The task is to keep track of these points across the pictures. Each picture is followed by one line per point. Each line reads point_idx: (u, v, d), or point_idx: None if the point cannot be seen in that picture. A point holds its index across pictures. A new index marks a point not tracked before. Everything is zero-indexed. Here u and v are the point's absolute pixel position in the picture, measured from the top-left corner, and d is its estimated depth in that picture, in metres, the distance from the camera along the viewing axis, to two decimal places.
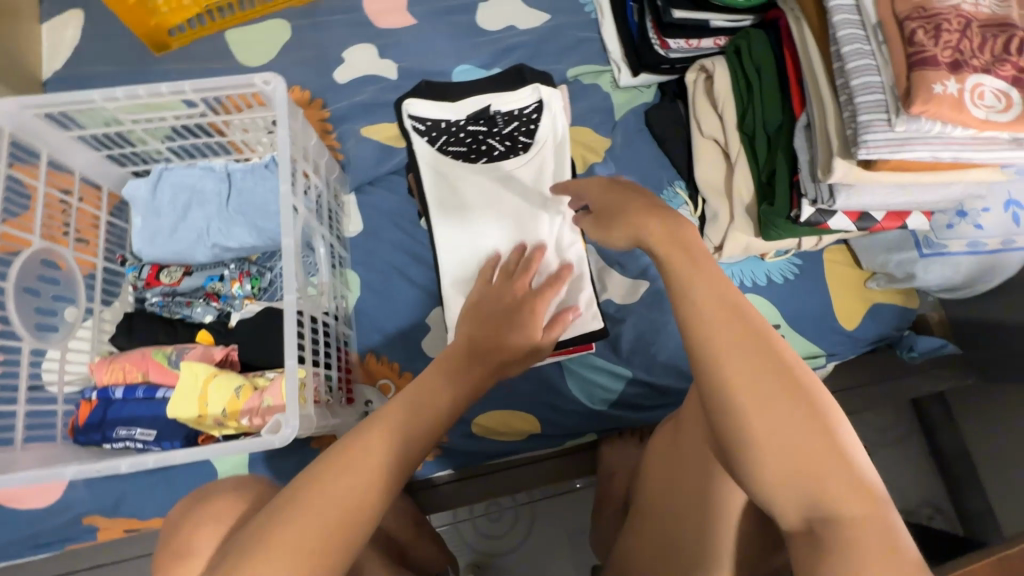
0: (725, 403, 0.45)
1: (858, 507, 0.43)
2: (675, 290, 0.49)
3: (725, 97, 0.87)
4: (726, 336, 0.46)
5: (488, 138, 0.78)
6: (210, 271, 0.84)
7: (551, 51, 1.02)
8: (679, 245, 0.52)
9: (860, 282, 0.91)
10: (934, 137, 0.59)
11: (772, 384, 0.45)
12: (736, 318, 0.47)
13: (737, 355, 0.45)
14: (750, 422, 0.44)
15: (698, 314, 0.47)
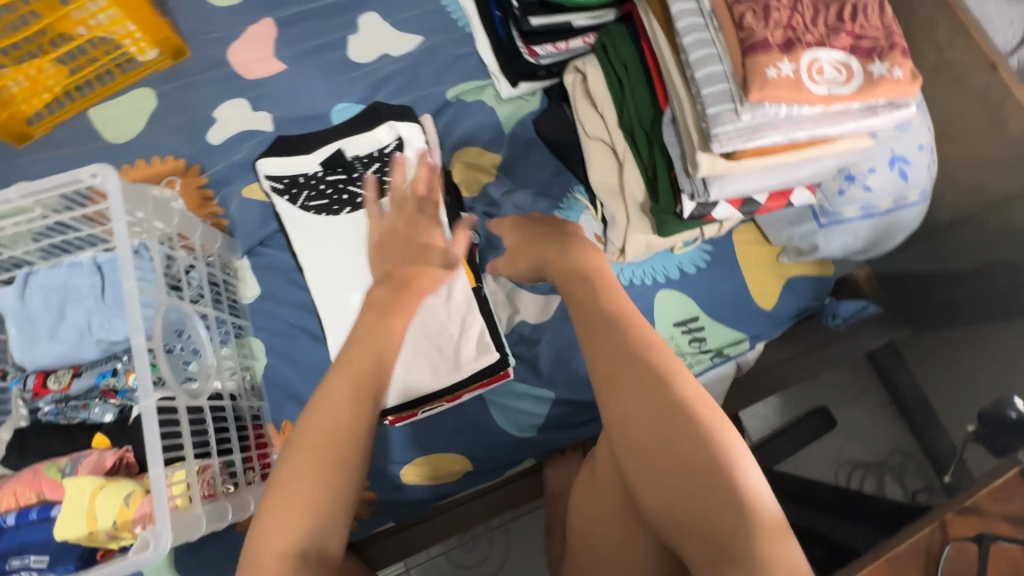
0: (620, 425, 0.50)
1: (747, 523, 0.44)
2: (581, 318, 0.57)
3: (602, 98, 0.85)
4: (620, 358, 0.52)
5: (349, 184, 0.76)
6: (100, 368, 0.79)
7: (428, 74, 0.99)
8: (583, 279, 0.60)
9: (772, 258, 0.90)
10: (784, 119, 0.58)
11: (657, 402, 0.49)
12: (630, 340, 0.53)
13: (637, 368, 0.51)
14: (640, 441, 0.49)
15: (595, 342, 0.54)
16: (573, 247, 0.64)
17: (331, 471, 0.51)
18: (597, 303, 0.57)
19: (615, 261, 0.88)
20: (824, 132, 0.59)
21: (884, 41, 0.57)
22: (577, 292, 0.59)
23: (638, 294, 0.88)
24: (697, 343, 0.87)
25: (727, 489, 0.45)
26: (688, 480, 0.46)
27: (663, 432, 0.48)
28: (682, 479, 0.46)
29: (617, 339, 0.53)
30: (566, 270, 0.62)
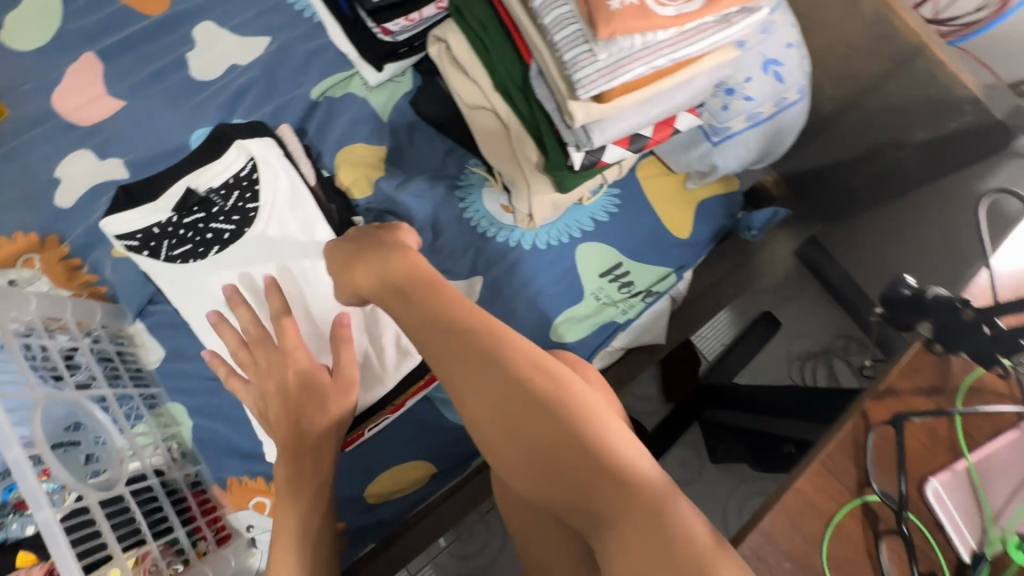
0: (478, 431, 0.48)
1: (616, 483, 0.43)
2: (415, 329, 0.53)
3: (469, 62, 0.80)
4: (457, 364, 0.49)
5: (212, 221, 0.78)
6: (4, 481, 0.72)
7: (286, 77, 0.91)
8: (400, 288, 0.57)
9: (680, 187, 0.90)
10: (640, 50, 0.56)
11: (495, 386, 0.47)
12: (459, 336, 0.50)
13: (465, 355, 0.49)
14: (497, 441, 0.46)
15: (433, 352, 0.51)
16: (390, 255, 0.60)
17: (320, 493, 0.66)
18: (425, 309, 0.53)
19: (527, 227, 0.86)
20: (685, 53, 0.58)
21: None
22: (403, 305, 0.55)
23: (558, 255, 0.87)
24: (627, 288, 0.87)
25: (586, 454, 0.44)
26: (550, 465, 0.44)
27: (508, 416, 0.46)
28: (543, 466, 0.45)
29: (450, 344, 0.50)
30: (386, 284, 0.58)
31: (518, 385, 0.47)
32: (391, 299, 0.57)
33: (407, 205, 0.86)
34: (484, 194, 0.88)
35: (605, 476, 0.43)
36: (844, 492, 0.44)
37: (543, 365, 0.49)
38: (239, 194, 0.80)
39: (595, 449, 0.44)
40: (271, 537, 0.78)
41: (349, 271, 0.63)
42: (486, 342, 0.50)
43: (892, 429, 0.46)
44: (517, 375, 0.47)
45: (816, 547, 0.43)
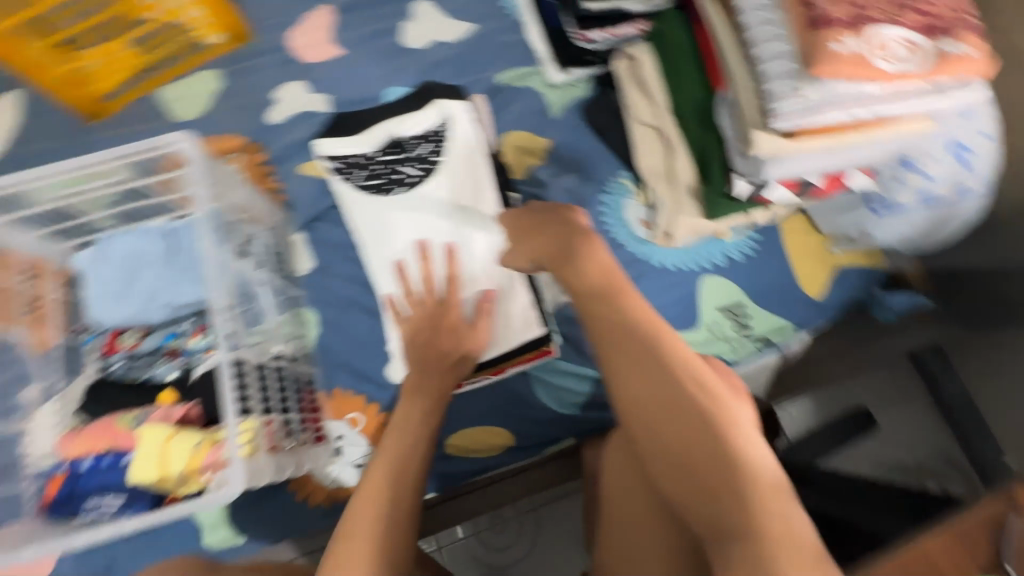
0: (634, 427, 0.50)
1: (757, 499, 0.45)
2: (588, 317, 0.54)
3: (653, 83, 0.86)
4: (627, 363, 0.50)
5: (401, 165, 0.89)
6: (169, 328, 0.83)
7: (480, 59, 1.01)
8: (564, 258, 0.57)
9: (822, 248, 0.89)
10: (845, 98, 0.58)
11: (653, 374, 0.49)
12: (625, 320, 0.52)
13: (628, 340, 0.51)
14: (656, 442, 0.49)
15: (604, 345, 0.52)
16: (569, 234, 0.58)
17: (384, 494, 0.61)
18: (602, 305, 0.53)
19: (661, 244, 0.89)
20: (887, 112, 0.60)
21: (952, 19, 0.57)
22: (578, 291, 0.55)
23: (683, 279, 0.88)
24: (743, 330, 0.87)
25: (725, 462, 0.47)
26: (693, 466, 0.47)
27: (661, 405, 0.49)
28: (685, 465, 0.48)
29: (624, 345, 0.51)
30: (557, 253, 0.57)
31: (681, 397, 0.49)
32: (565, 278, 0.56)
33: (556, 195, 0.92)
34: (626, 204, 0.92)
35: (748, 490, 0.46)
36: None
37: (702, 378, 0.50)
38: (427, 146, 0.90)
39: (736, 455, 0.47)
40: (356, 452, 0.84)
41: (519, 239, 0.61)
42: (655, 349, 0.51)
43: None
44: (681, 386, 0.49)
45: None
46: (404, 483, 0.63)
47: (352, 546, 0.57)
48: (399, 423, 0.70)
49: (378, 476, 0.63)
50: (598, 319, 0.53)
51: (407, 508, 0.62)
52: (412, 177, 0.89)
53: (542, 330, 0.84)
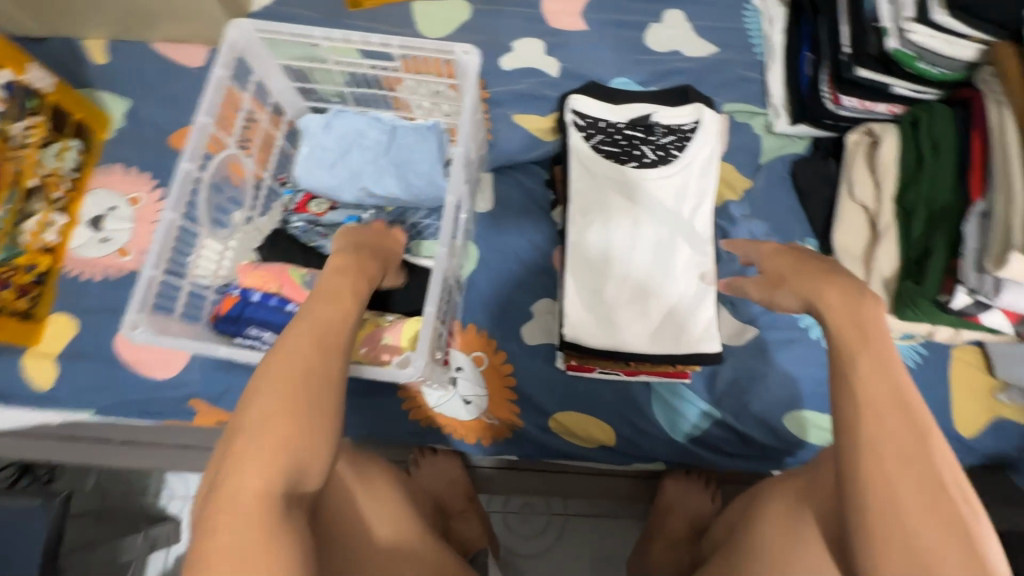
0: (880, 525, 0.40)
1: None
2: (863, 402, 0.42)
3: (887, 166, 0.85)
4: (897, 457, 0.40)
5: (642, 144, 0.79)
6: (352, 211, 0.89)
7: (711, 82, 1.02)
8: (860, 335, 0.45)
9: (988, 391, 0.85)
10: None
11: (911, 465, 0.40)
12: (899, 400, 0.42)
13: (886, 418, 0.41)
14: (906, 553, 0.39)
15: (876, 434, 0.41)
16: (868, 303, 0.46)
17: (298, 420, 0.49)
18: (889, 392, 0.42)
19: None
20: None
21: None
22: (863, 368, 0.43)
23: None
24: None
25: None
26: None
27: (913, 504, 0.39)
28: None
29: (900, 444, 0.41)
30: (850, 328, 0.45)
31: (958, 517, 0.39)
32: (842, 347, 0.45)
33: (740, 234, 0.92)
34: None
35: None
36: None
37: (962, 491, 0.40)
38: (672, 140, 0.80)
39: None
40: (468, 389, 0.86)
41: (797, 283, 0.50)
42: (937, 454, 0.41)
43: None
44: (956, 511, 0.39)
45: None
46: (311, 378, 0.51)
47: (248, 452, 0.47)
48: (293, 353, 0.52)
49: (271, 385, 0.50)
50: (851, 391, 0.43)
51: (309, 418, 0.49)
52: (648, 160, 0.78)
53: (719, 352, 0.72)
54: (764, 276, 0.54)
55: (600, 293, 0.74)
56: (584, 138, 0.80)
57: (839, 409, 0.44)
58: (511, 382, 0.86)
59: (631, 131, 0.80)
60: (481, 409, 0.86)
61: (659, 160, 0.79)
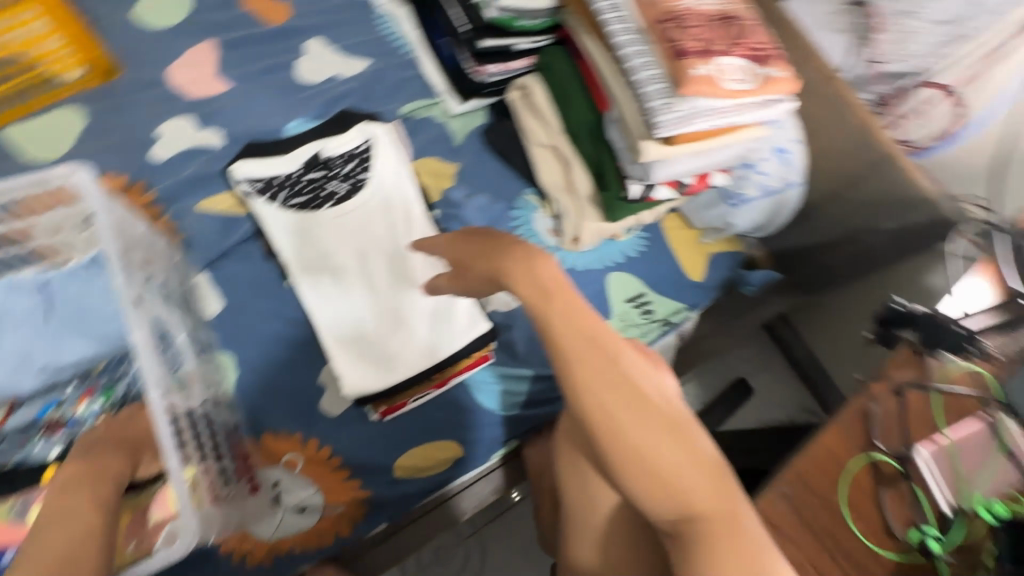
0: (611, 439, 0.47)
1: (713, 510, 0.47)
2: (567, 350, 0.49)
3: (544, 109, 0.98)
4: (603, 381, 0.48)
5: (329, 182, 0.80)
6: (48, 397, 0.71)
7: (379, 93, 1.05)
8: (542, 291, 0.51)
9: (697, 240, 1.06)
10: (708, 111, 0.74)
11: (612, 380, 0.48)
12: (587, 330, 0.50)
13: (584, 354, 0.48)
14: (624, 446, 0.46)
15: (580, 370, 0.48)
16: (537, 263, 0.54)
17: None
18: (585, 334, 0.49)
19: (571, 249, 0.99)
20: (736, 119, 0.76)
21: (769, 50, 0.75)
22: (556, 319, 0.50)
23: (593, 278, 1.00)
24: (647, 316, 1.00)
25: (676, 454, 0.47)
26: (654, 466, 0.47)
27: (626, 408, 0.47)
28: (649, 467, 0.47)
29: (603, 370, 0.48)
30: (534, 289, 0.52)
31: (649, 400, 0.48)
32: (535, 308, 0.51)
33: (471, 214, 0.98)
34: (535, 217, 1.01)
35: (706, 495, 0.47)
36: (855, 448, 0.56)
37: (645, 375, 0.51)
38: (354, 165, 0.81)
39: (686, 445, 0.48)
40: (298, 497, 0.78)
41: (487, 266, 0.56)
42: (623, 362, 0.50)
43: (896, 401, 0.59)
44: (652, 402, 0.48)
45: (835, 484, 0.54)
46: None
47: None
48: None
49: None
50: (554, 342, 0.49)
51: None
52: (341, 194, 0.80)
53: (490, 324, 0.75)
54: (473, 277, 0.61)
55: (361, 334, 0.74)
56: (270, 201, 0.78)
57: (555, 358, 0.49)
58: (337, 461, 0.80)
59: (312, 174, 0.80)
60: (322, 505, 0.79)
61: (351, 189, 0.80)
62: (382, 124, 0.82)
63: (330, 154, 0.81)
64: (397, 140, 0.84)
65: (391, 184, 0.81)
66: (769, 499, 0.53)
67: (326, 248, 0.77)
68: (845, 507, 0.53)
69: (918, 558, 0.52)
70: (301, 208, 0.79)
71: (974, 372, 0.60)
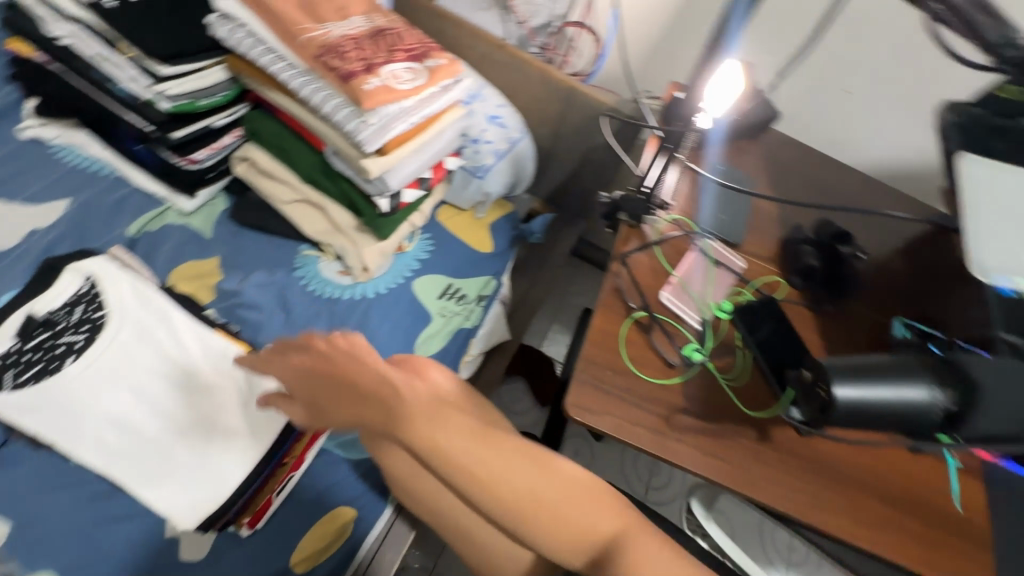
0: (478, 477, 0.48)
1: (616, 528, 0.49)
2: (399, 415, 0.50)
3: (273, 168, 0.98)
4: (450, 433, 0.49)
5: (61, 338, 0.73)
6: None
7: (95, 224, 0.96)
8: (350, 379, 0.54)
9: (473, 218, 1.16)
10: (399, 113, 0.81)
11: (458, 430, 0.49)
12: (413, 396, 0.51)
13: (419, 414, 0.50)
14: (484, 480, 0.48)
15: (427, 435, 0.49)
16: (341, 358, 0.57)
17: None
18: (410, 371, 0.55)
19: (366, 278, 1.02)
20: (429, 110, 0.85)
21: (423, 47, 0.86)
22: (372, 386, 0.53)
23: (399, 294, 1.04)
24: (462, 301, 1.08)
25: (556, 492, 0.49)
26: (540, 501, 0.48)
27: (479, 446, 0.49)
28: (531, 507, 0.48)
29: (419, 398, 0.51)
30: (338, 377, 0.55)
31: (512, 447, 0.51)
32: (358, 395, 0.53)
33: (254, 294, 0.96)
34: (321, 266, 1.03)
35: (603, 515, 0.49)
36: (619, 317, 0.68)
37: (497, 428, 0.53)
38: (84, 309, 0.76)
39: (568, 483, 0.50)
40: None
41: (310, 388, 0.58)
42: (454, 411, 0.51)
43: (629, 268, 0.72)
44: (516, 446, 0.51)
45: (617, 351, 0.66)
46: None
47: None
48: None
49: None
50: (386, 410, 0.51)
51: None
52: (81, 343, 0.73)
53: None
54: (297, 402, 0.61)
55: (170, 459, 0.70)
56: None
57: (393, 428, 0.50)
58: None
59: (36, 340, 0.72)
60: None
61: (91, 334, 0.74)
62: (96, 258, 0.78)
63: (51, 311, 0.75)
64: (123, 265, 0.80)
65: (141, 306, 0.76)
66: (575, 392, 0.62)
67: (87, 402, 0.70)
68: (629, 363, 0.65)
69: (695, 370, 0.66)
70: (38, 378, 0.70)
71: (676, 221, 0.78)
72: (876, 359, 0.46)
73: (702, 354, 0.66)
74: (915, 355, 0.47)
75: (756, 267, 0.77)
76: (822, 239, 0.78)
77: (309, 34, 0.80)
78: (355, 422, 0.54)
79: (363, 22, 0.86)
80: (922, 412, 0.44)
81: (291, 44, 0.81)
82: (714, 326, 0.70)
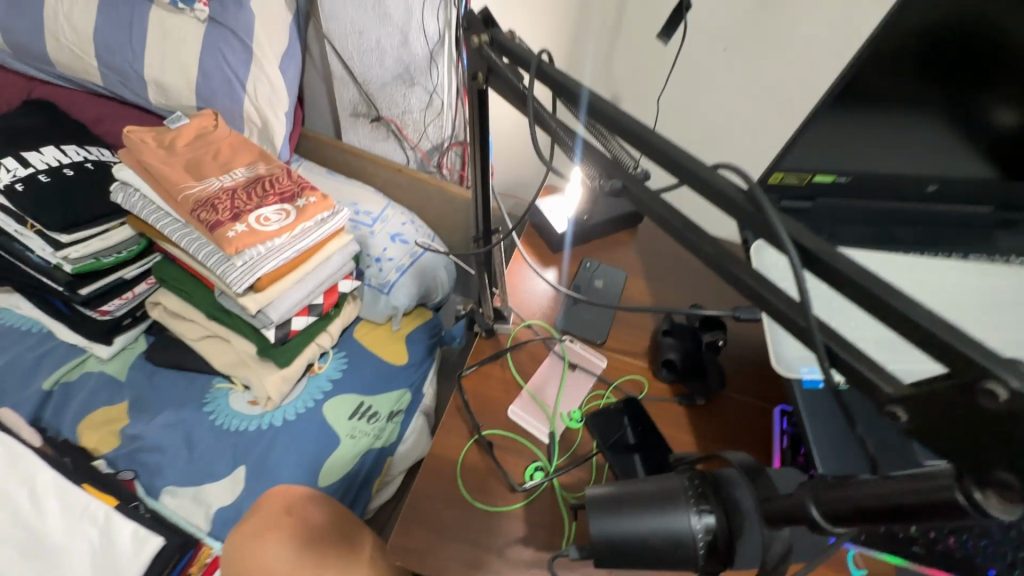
0: (356, 551, 0.64)
1: None
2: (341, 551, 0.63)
3: (183, 309, 1.04)
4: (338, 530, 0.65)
5: None
6: None
7: (17, 380, 1.00)
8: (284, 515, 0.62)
9: (389, 330, 1.16)
10: (269, 251, 0.86)
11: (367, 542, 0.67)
12: (307, 514, 0.64)
13: (334, 537, 0.64)
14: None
15: (316, 538, 0.62)
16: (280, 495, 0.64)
17: None
18: (318, 508, 0.65)
19: (272, 404, 1.01)
20: (303, 244, 0.90)
21: (297, 188, 0.93)
22: (306, 519, 0.63)
23: (308, 417, 1.02)
24: (373, 419, 1.05)
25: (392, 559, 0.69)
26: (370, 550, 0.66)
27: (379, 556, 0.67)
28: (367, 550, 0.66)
29: (314, 514, 0.64)
30: (286, 531, 0.61)
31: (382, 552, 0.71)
32: (295, 525, 0.62)
33: (159, 436, 0.97)
34: (231, 398, 1.04)
35: None
36: (460, 440, 0.65)
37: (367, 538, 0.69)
38: None
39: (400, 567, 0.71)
40: None
41: (261, 526, 0.60)
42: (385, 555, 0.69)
43: (472, 386, 0.70)
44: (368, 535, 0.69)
45: (453, 477, 0.62)
46: None
47: None
48: None
49: None
50: (293, 524, 0.62)
51: None
52: None
53: (161, 537, 0.73)
54: (255, 544, 0.58)
55: None
56: None
57: (292, 536, 0.61)
58: None
59: None
60: None
61: None
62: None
63: None
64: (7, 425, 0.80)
65: (10, 466, 0.76)
66: (402, 530, 0.58)
67: None
68: (465, 492, 0.61)
69: (538, 494, 0.61)
70: None
71: (531, 326, 0.77)
72: (640, 488, 0.43)
73: (546, 472, 0.63)
74: (690, 478, 0.42)
75: (620, 365, 0.75)
76: (685, 327, 0.75)
77: (188, 191, 0.88)
78: (285, 537, 0.60)
79: (246, 173, 0.95)
80: (679, 547, 0.39)
81: (172, 202, 0.89)
82: (565, 438, 0.67)
